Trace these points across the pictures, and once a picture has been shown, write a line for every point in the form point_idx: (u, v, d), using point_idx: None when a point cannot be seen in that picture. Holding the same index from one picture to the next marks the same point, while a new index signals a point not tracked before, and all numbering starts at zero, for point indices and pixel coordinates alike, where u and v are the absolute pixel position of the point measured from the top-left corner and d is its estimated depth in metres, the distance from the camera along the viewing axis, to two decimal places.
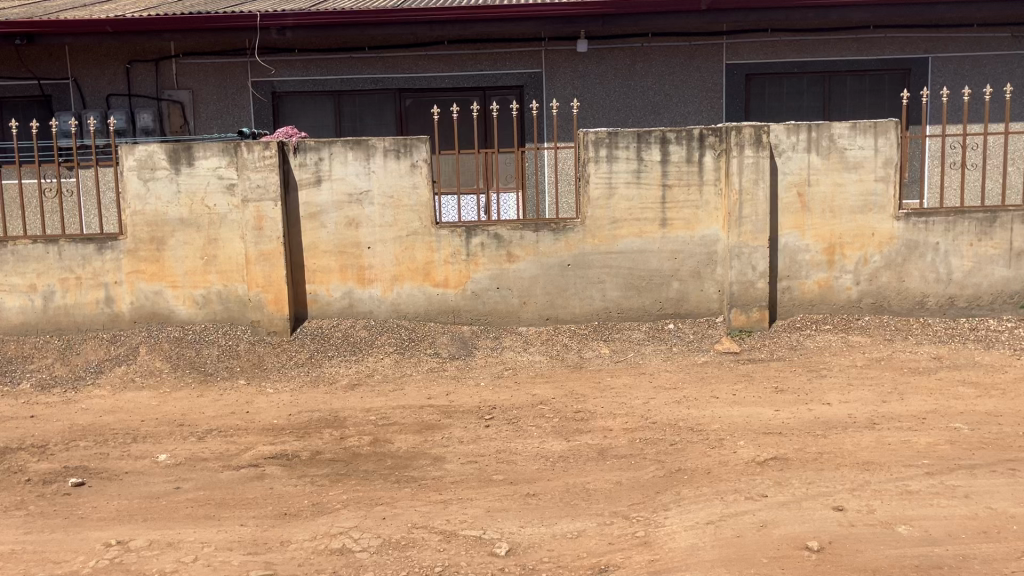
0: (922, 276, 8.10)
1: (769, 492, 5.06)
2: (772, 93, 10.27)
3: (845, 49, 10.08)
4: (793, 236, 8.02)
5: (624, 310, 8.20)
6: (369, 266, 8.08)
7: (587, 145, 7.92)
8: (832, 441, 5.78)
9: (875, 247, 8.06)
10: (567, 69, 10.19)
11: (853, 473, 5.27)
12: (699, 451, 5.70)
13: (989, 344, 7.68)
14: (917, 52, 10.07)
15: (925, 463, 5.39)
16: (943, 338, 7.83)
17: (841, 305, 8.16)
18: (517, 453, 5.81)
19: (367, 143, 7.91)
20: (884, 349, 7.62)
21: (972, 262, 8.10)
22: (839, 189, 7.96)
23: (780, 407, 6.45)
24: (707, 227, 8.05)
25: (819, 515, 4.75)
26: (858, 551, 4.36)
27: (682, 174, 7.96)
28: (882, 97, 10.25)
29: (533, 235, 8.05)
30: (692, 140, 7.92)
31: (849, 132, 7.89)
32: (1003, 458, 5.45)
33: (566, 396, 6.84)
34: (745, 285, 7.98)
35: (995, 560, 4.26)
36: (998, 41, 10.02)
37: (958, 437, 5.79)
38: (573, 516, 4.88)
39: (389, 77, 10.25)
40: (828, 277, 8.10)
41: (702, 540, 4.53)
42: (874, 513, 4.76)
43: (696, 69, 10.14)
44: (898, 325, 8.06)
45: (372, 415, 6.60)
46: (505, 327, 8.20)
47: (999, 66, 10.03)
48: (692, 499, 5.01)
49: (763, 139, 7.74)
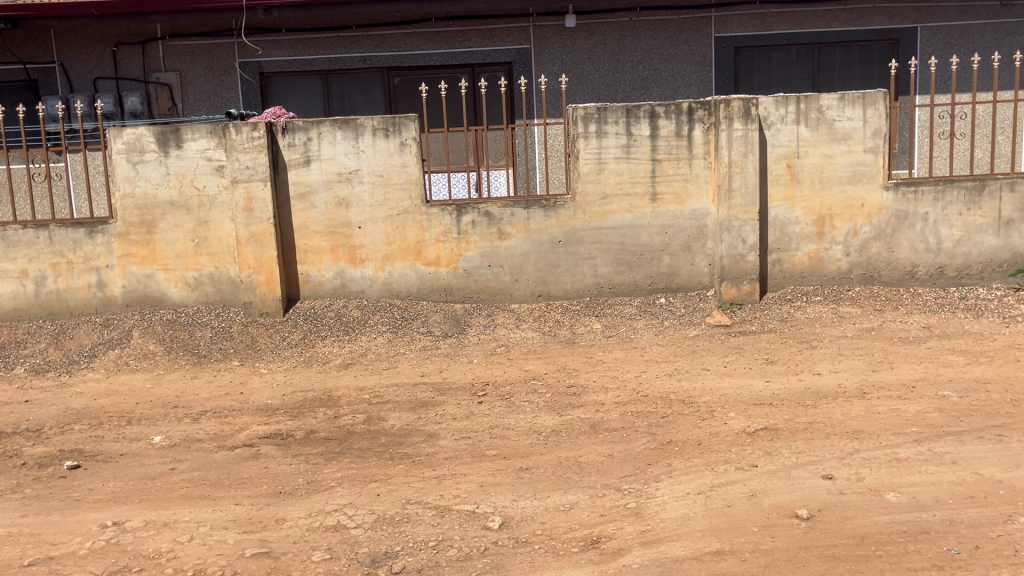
0: (913, 246, 8.13)
1: (759, 461, 5.12)
2: (760, 65, 10.26)
3: (833, 20, 10.06)
4: (783, 209, 8.05)
5: (616, 285, 8.23)
6: (361, 245, 8.09)
7: (575, 121, 7.91)
8: (822, 411, 5.83)
9: (865, 218, 8.08)
10: (556, 44, 10.15)
11: (842, 442, 5.32)
12: (690, 422, 5.75)
13: (978, 313, 7.72)
14: (906, 22, 10.05)
15: (914, 431, 5.43)
16: (933, 307, 7.86)
17: (831, 276, 8.19)
18: (510, 428, 5.85)
19: (355, 122, 7.89)
20: (874, 319, 7.66)
21: (961, 231, 8.12)
22: (829, 160, 7.97)
23: (771, 378, 6.50)
24: (697, 201, 8.06)
25: (808, 483, 4.80)
26: (846, 518, 4.41)
27: (671, 148, 7.96)
28: (871, 68, 10.25)
29: (524, 213, 8.06)
30: (681, 114, 7.91)
31: (838, 103, 7.89)
32: (990, 424, 5.50)
33: (559, 371, 6.89)
34: (735, 258, 7.99)
35: (982, 525, 4.31)
36: (986, 10, 10.00)
37: (948, 405, 5.84)
38: (565, 489, 4.92)
39: (376, 56, 10.21)
40: (818, 249, 8.13)
41: (693, 510, 4.58)
42: (863, 480, 4.81)
43: (685, 42, 10.12)
44: (887, 294, 8.09)
45: (366, 393, 6.63)
46: (497, 304, 8.22)
47: (988, 35, 10.02)
48: (683, 470, 5.06)
49: (752, 112, 7.73)
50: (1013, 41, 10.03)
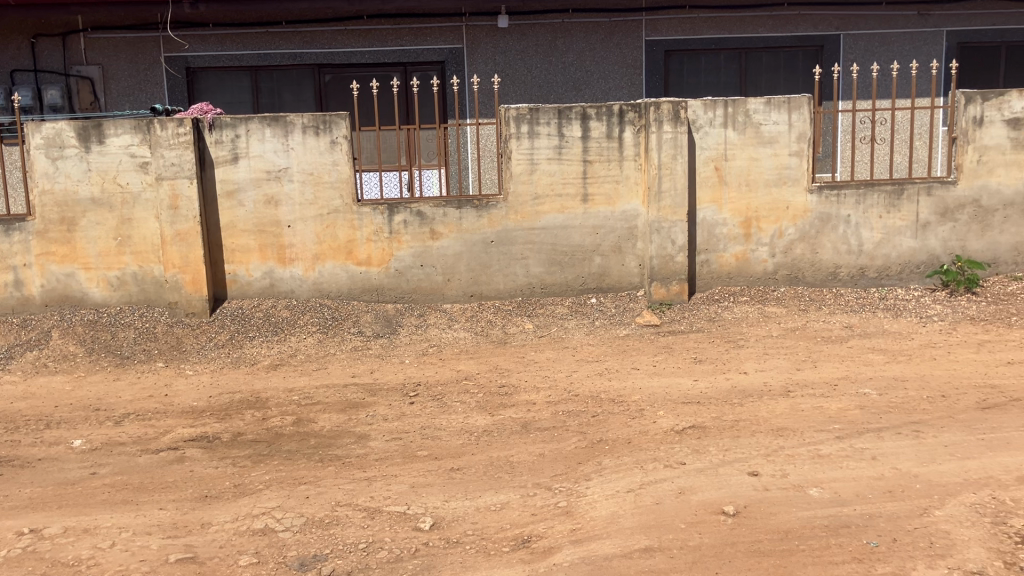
0: (835, 247, 8.35)
1: (687, 458, 5.20)
2: (690, 69, 10.42)
3: (760, 25, 10.28)
4: (710, 211, 8.20)
5: (547, 286, 8.27)
6: (290, 245, 7.98)
7: (508, 121, 7.93)
8: (748, 409, 5.95)
9: (790, 220, 8.27)
10: (488, 44, 10.16)
11: (767, 439, 5.44)
12: (620, 421, 5.80)
13: (897, 313, 7.95)
14: (829, 29, 10.30)
15: (836, 428, 5.58)
16: (854, 307, 8.08)
17: (757, 277, 8.36)
18: (441, 429, 5.83)
19: (284, 120, 7.78)
20: (798, 319, 7.85)
21: (881, 233, 8.35)
22: (755, 163, 8.13)
23: (699, 376, 6.61)
24: (628, 202, 8.15)
25: (734, 479, 4.90)
26: (772, 514, 4.51)
27: (602, 149, 8.04)
28: (796, 74, 10.48)
29: (456, 213, 8.04)
30: (612, 116, 7.99)
31: (764, 108, 8.06)
32: (908, 420, 5.68)
33: (490, 371, 6.89)
34: (664, 258, 8.10)
35: (900, 518, 4.45)
36: (905, 19, 10.29)
37: (868, 402, 6.01)
38: (496, 489, 4.93)
39: (307, 52, 10.07)
40: (745, 250, 8.30)
41: (622, 508, 4.64)
42: (787, 477, 4.92)
43: (616, 45, 10.23)
44: (811, 295, 8.28)
45: (295, 395, 6.54)
46: (430, 304, 8.19)
47: (907, 43, 10.32)
48: (613, 468, 5.11)
49: (681, 114, 7.84)
50: (930, 50, 10.34)
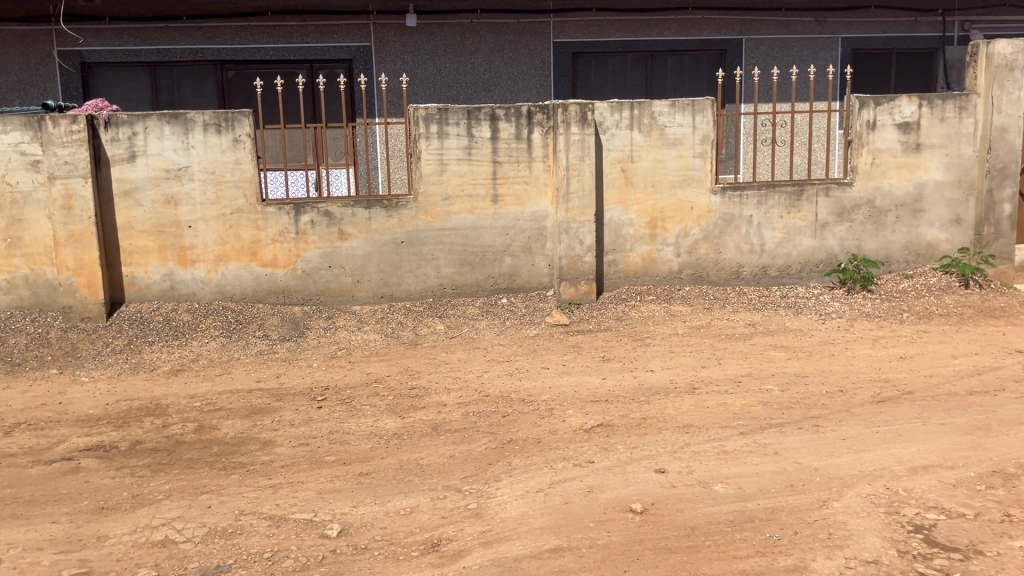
0: (738, 246, 8.54)
1: (596, 457, 5.24)
2: (597, 71, 10.54)
3: (665, 29, 10.46)
4: (618, 211, 8.29)
5: (458, 286, 8.23)
6: (191, 246, 7.75)
7: (417, 121, 7.87)
8: (655, 406, 6.03)
9: (694, 221, 8.43)
10: (397, 43, 10.07)
11: (674, 435, 5.52)
12: (530, 421, 5.81)
13: (797, 310, 8.18)
14: (732, 34, 10.54)
15: (740, 423, 5.71)
16: (757, 305, 8.29)
17: (663, 276, 8.50)
18: (349, 433, 5.74)
19: (184, 117, 7.56)
20: (703, 317, 8.00)
21: (782, 233, 8.58)
22: (660, 165, 8.26)
23: (607, 375, 6.68)
24: (537, 203, 8.18)
25: (642, 477, 4.96)
26: (678, 510, 4.58)
27: (511, 150, 8.04)
28: (700, 77, 10.70)
29: (364, 213, 7.94)
30: (521, 116, 8.00)
31: (669, 110, 8.20)
32: (808, 415, 5.85)
33: (400, 373, 6.82)
34: (573, 258, 8.16)
35: (801, 511, 4.57)
36: (803, 25, 10.59)
37: (770, 398, 6.17)
38: (406, 493, 4.88)
39: (208, 49, 9.81)
40: (651, 250, 8.42)
41: (532, 508, 4.64)
42: (693, 473, 5.00)
43: (525, 46, 10.27)
44: (715, 294, 8.46)
45: (197, 401, 6.35)
46: (338, 306, 8.07)
47: (805, 49, 10.62)
48: (523, 469, 5.11)
49: (588, 116, 7.91)
50: (827, 56, 10.66)
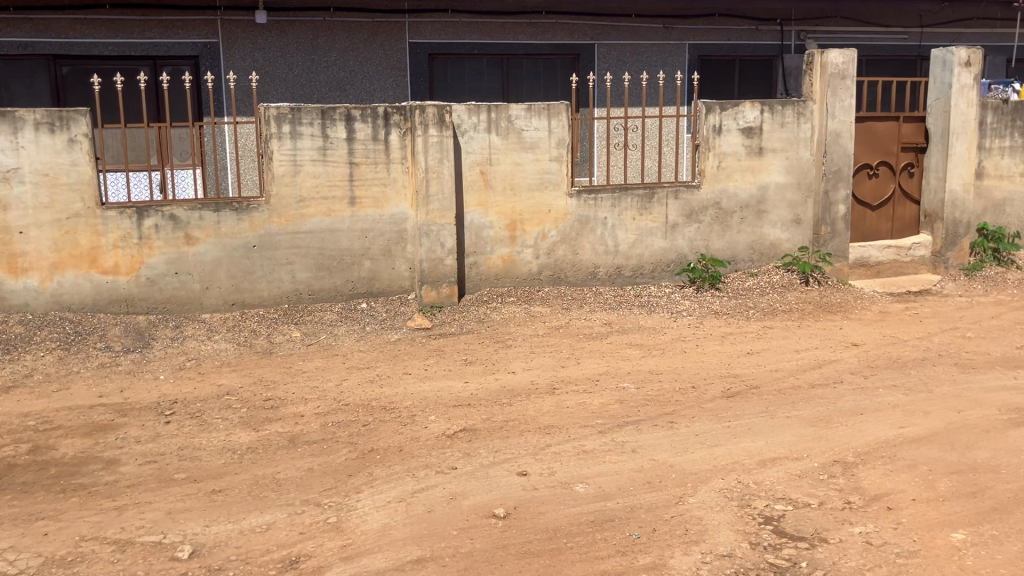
0: (594, 248, 8.68)
1: (458, 463, 5.20)
2: (454, 73, 10.52)
3: (520, 32, 10.53)
4: (477, 214, 8.30)
5: (314, 292, 8.02)
6: (22, 253, 7.24)
7: (268, 121, 7.63)
8: (516, 409, 6.05)
9: (552, 223, 8.53)
10: (246, 40, 9.73)
11: (535, 438, 5.55)
12: (391, 429, 5.72)
13: (651, 309, 8.39)
14: (584, 38, 10.72)
15: (599, 423, 5.80)
16: (613, 304, 8.45)
17: (522, 278, 8.55)
18: (201, 449, 5.49)
19: (13, 115, 7.06)
20: (561, 318, 8.10)
21: (636, 234, 8.78)
22: (518, 168, 8.32)
23: (469, 378, 6.65)
24: (395, 205, 8.07)
25: (504, 481, 4.95)
26: (541, 513, 4.60)
27: (368, 152, 7.91)
28: (554, 81, 10.86)
29: (213, 216, 7.63)
30: (377, 118, 7.87)
31: (525, 114, 8.26)
32: (664, 412, 6.01)
33: (255, 384, 6.58)
34: (434, 262, 8.09)
35: (658, 508, 4.68)
36: (652, 32, 10.88)
37: (627, 396, 6.30)
38: (262, 509, 4.70)
39: (39, 42, 9.19)
40: (510, 252, 8.46)
41: (394, 519, 4.56)
42: (554, 474, 5.04)
43: (380, 46, 10.14)
44: (573, 294, 8.57)
45: (32, 420, 5.93)
46: (187, 314, 7.72)
47: (655, 55, 10.93)
48: (384, 478, 5.02)
49: (446, 119, 7.88)
50: (675, 62, 10.99)
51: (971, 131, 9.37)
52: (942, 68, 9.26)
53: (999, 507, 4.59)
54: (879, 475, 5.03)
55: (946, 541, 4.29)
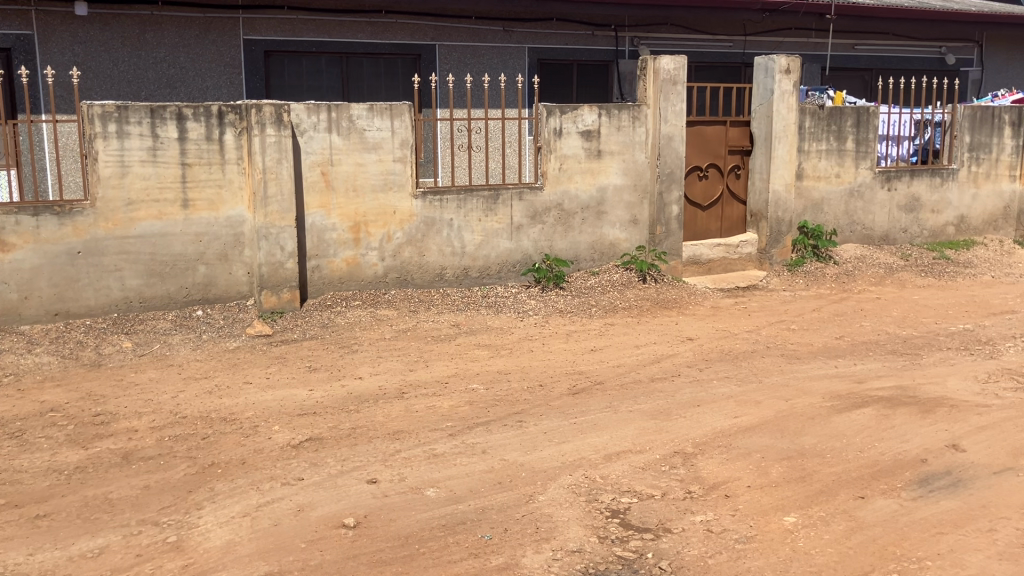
0: (440, 250, 8.66)
1: (305, 473, 5.06)
2: (291, 71, 10.26)
3: (359, 31, 10.37)
4: (319, 216, 8.13)
5: (147, 299, 7.63)
6: None
7: (91, 119, 7.21)
8: (363, 415, 5.95)
9: (397, 225, 8.45)
10: (65, 32, 9.19)
11: (384, 444, 5.48)
12: (233, 441, 5.51)
13: (497, 310, 8.45)
14: (425, 39, 10.68)
15: (448, 425, 5.79)
16: (460, 306, 8.46)
17: (367, 281, 8.43)
18: (23, 471, 5.10)
19: None
20: (408, 320, 8.03)
21: (481, 235, 8.81)
22: (360, 169, 8.20)
23: (314, 386, 6.49)
24: (232, 208, 7.78)
25: (354, 490, 4.86)
26: (391, 520, 4.54)
27: (202, 152, 7.59)
28: (395, 81, 10.76)
29: (31, 220, 7.13)
30: (211, 117, 7.57)
31: (367, 114, 8.16)
32: (512, 411, 6.06)
33: (83, 399, 6.18)
34: (274, 266, 7.86)
35: (509, 508, 4.71)
36: (492, 34, 10.97)
37: (476, 397, 6.32)
38: (94, 532, 4.42)
39: None
40: (355, 255, 8.33)
41: (238, 535, 4.39)
42: (405, 480, 4.99)
43: (212, 43, 9.76)
44: (419, 297, 8.52)
45: None
46: (3, 327, 7.18)
47: (495, 57, 11.03)
48: (227, 493, 4.82)
49: (284, 118, 7.67)
50: (515, 64, 11.13)
51: (792, 134, 9.93)
52: (765, 75, 9.78)
53: (824, 490, 4.90)
54: (717, 464, 5.26)
55: (779, 525, 4.53)
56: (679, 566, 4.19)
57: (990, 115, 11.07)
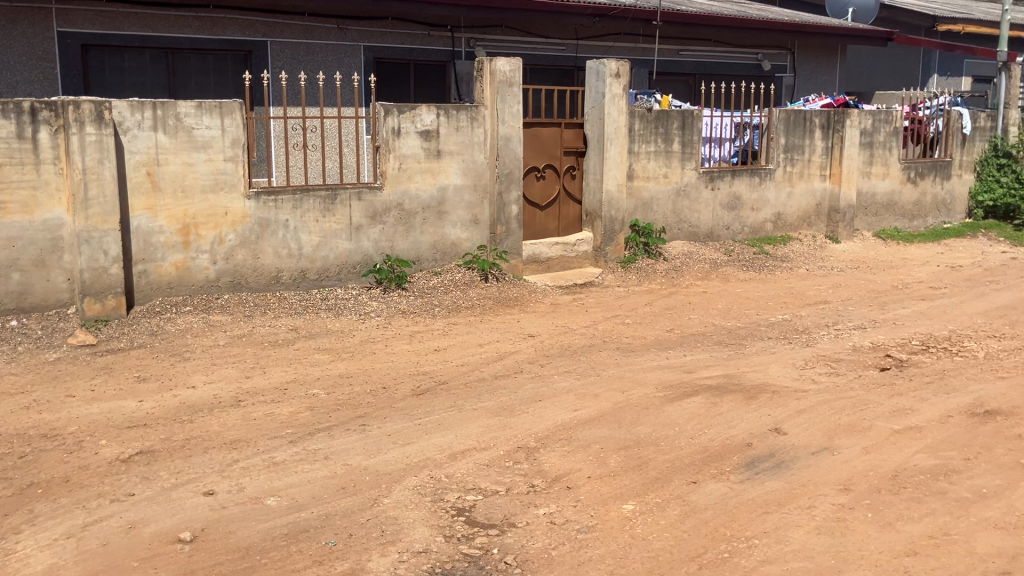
0: (276, 252, 8.43)
1: (136, 489, 4.82)
2: (112, 66, 9.78)
3: (185, 25, 9.98)
4: (145, 218, 7.77)
5: None
6: None
7: None
8: (198, 425, 5.72)
9: (229, 226, 8.17)
10: None
11: (220, 454, 5.29)
12: (54, 459, 5.17)
13: (338, 312, 8.31)
14: (256, 35, 10.37)
15: (288, 432, 5.65)
16: (298, 309, 8.26)
17: (199, 285, 8.11)
18: None
19: None
20: (244, 326, 7.78)
21: (319, 237, 8.64)
22: (189, 168, 7.90)
23: (143, 397, 6.19)
24: (49, 210, 7.31)
25: (189, 503, 4.67)
26: (230, 533, 4.40)
27: (12, 151, 7.11)
28: (225, 78, 10.39)
29: None
30: (22, 113, 7.10)
31: (195, 112, 7.86)
32: (354, 415, 5.99)
33: None
34: (96, 271, 7.43)
35: (353, 513, 4.65)
36: (326, 32, 10.78)
37: (317, 403, 6.19)
38: None
39: None
40: (185, 258, 8.01)
41: (63, 558, 4.14)
42: (244, 490, 4.84)
43: (22, 33, 9.20)
44: (255, 301, 8.27)
45: None
46: None
47: (329, 55, 10.84)
48: (49, 514, 4.53)
49: (105, 115, 7.26)
50: (350, 63, 10.98)
51: (623, 136, 10.28)
52: (596, 78, 10.08)
53: (660, 476, 5.11)
54: (558, 457, 5.38)
55: (619, 513, 4.69)
56: (524, 559, 4.26)
57: (802, 118, 11.80)
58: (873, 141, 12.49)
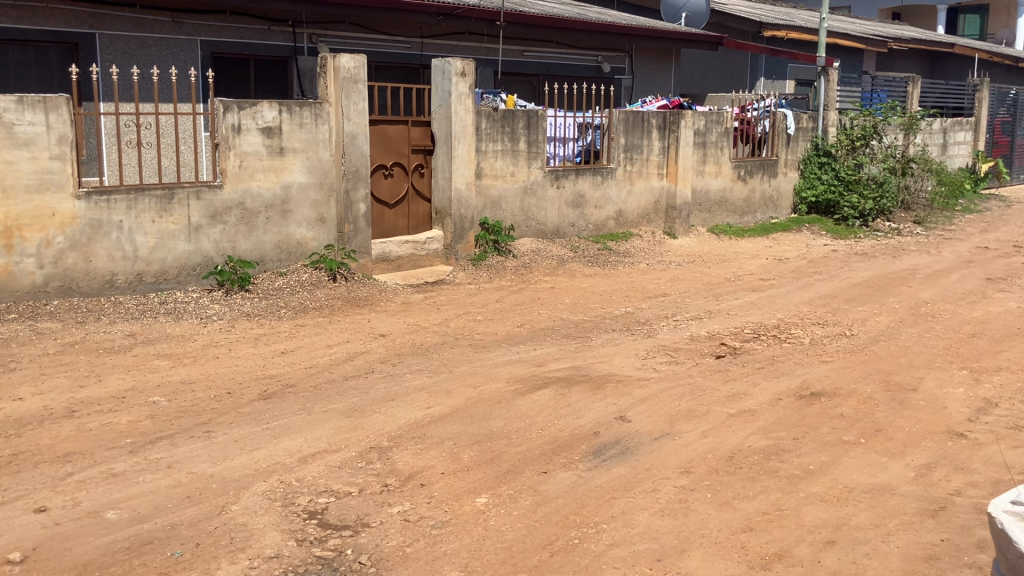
0: (109, 255, 8.03)
1: None
2: None
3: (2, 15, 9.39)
4: None
5: None
6: None
7: None
8: (27, 440, 5.39)
9: (57, 228, 7.73)
10: None
11: (53, 468, 5.00)
12: None
13: (178, 316, 8.01)
14: (83, 26, 9.85)
15: (127, 442, 5.41)
16: (134, 314, 7.90)
17: (24, 291, 7.64)
18: None
19: None
20: (76, 332, 7.38)
21: (155, 238, 8.29)
22: (10, 167, 7.44)
23: None
24: None
25: (19, 522, 4.40)
26: (66, 550, 4.17)
27: None
28: (50, 71, 9.83)
29: None
30: None
31: (16, 106, 7.40)
32: (199, 422, 5.79)
33: None
34: None
35: (199, 522, 4.51)
36: (159, 24, 10.35)
37: (157, 410, 5.95)
38: None
39: None
40: (8, 262, 7.53)
41: None
42: (80, 505, 4.60)
43: None
44: (88, 306, 7.85)
45: None
46: None
47: (164, 49, 10.41)
48: None
49: None
50: (186, 57, 10.58)
51: (470, 135, 10.36)
52: (442, 77, 10.11)
53: (512, 469, 5.20)
54: (411, 455, 5.38)
55: (472, 507, 4.74)
56: (379, 558, 4.24)
57: (639, 119, 12.24)
58: (706, 141, 13.10)
